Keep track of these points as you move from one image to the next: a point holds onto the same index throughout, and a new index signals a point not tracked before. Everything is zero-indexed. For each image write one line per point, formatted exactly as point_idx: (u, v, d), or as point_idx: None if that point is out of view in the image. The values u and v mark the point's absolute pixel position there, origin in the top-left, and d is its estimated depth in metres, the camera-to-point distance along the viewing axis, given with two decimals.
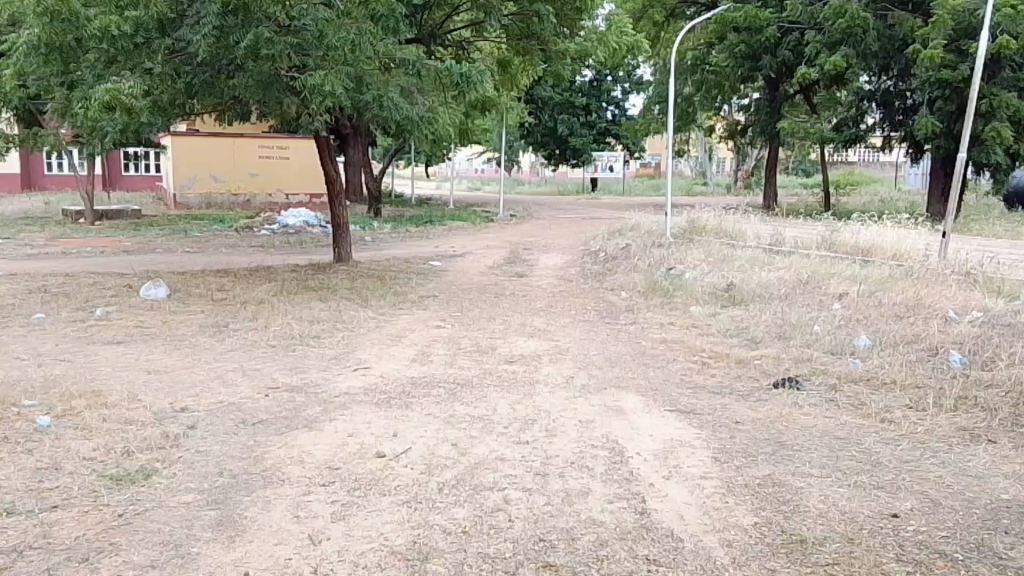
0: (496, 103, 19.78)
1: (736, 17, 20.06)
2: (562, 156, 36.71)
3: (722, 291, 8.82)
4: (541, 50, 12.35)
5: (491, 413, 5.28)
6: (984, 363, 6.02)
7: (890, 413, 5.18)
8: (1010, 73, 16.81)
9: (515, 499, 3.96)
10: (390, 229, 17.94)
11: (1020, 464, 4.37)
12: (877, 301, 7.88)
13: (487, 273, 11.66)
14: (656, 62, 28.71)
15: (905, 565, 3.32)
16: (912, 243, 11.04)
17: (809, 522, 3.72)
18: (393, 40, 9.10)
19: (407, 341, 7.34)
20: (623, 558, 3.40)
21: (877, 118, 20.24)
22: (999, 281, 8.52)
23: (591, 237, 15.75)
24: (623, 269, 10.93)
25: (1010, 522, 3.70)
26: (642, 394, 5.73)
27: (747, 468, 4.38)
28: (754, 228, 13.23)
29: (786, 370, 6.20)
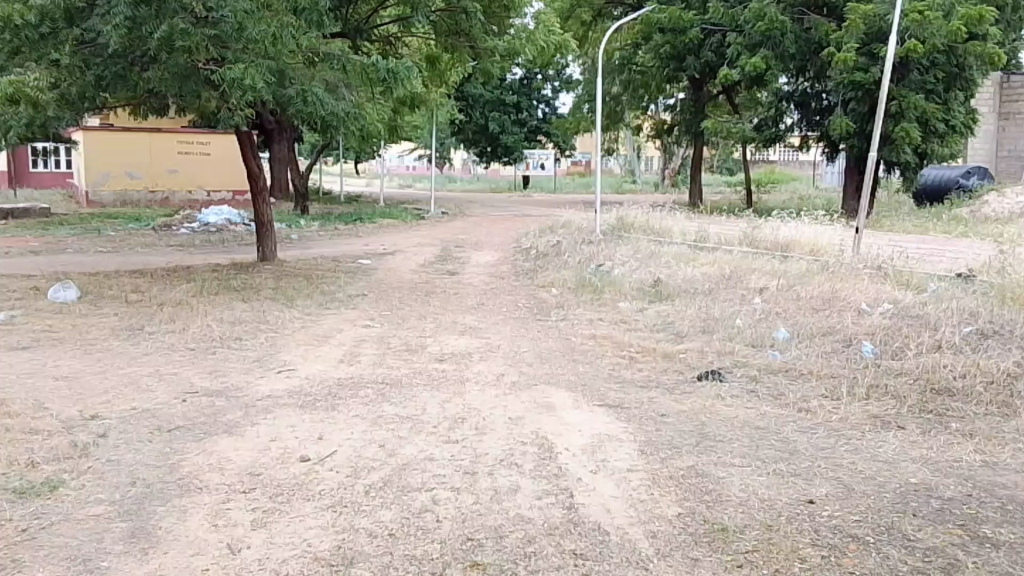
0: (426, 100, 19.71)
1: (660, 18, 20.47)
2: (493, 154, 36.72)
3: (649, 287, 8.97)
4: (470, 47, 12.34)
5: (420, 413, 5.27)
6: (895, 353, 6.27)
7: (807, 403, 5.36)
8: (918, 76, 17.54)
9: (443, 499, 3.97)
10: (318, 227, 17.72)
11: (927, 449, 4.58)
12: (795, 295, 8.14)
13: (417, 272, 11.60)
14: (585, 62, 29.00)
15: (819, 550, 3.45)
16: (828, 239, 11.39)
17: (729, 512, 3.82)
18: (317, 34, 9.02)
19: (334, 341, 7.27)
20: (550, 554, 3.45)
21: (795, 118, 20.87)
22: (909, 274, 8.88)
23: (521, 235, 15.80)
24: (552, 266, 11.01)
25: (918, 505, 3.88)
26: (571, 390, 5.80)
27: (672, 460, 4.48)
28: (680, 225, 13.55)
29: (709, 364, 6.35)
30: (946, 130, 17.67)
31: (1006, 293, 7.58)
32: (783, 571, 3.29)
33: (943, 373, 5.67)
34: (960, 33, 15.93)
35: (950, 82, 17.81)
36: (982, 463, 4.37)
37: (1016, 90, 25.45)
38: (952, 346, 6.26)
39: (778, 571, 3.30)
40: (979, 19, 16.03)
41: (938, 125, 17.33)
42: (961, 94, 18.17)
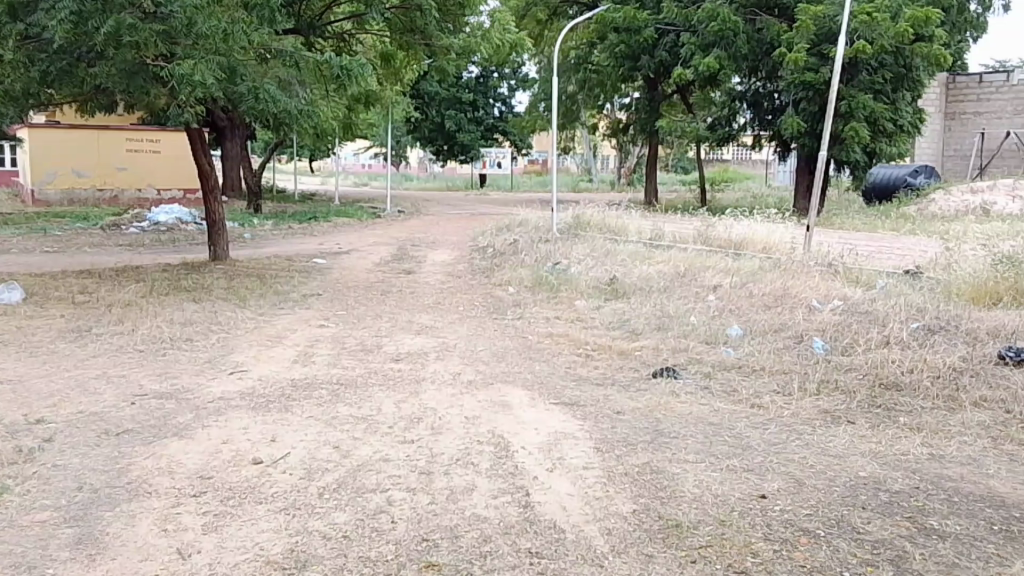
0: (381, 97, 19.57)
1: (616, 17, 20.63)
2: (450, 152, 36.65)
3: (605, 285, 9.01)
4: (425, 45, 12.26)
5: (375, 413, 5.23)
6: (844, 349, 6.38)
7: (760, 399, 5.43)
8: (867, 77, 17.88)
9: (398, 500, 3.94)
10: (272, 225, 17.47)
11: (876, 443, 4.67)
12: (748, 292, 8.24)
13: (373, 271, 11.51)
14: (540, 61, 29.05)
15: (772, 544, 3.49)
16: (781, 237, 11.55)
17: (683, 507, 3.86)
18: (269, 30, 8.90)
19: (288, 341, 7.17)
20: (506, 553, 3.44)
21: (747, 118, 20.96)
22: (858, 271, 9.04)
23: (478, 233, 15.77)
24: (509, 265, 11.01)
25: (867, 498, 3.95)
26: (527, 388, 5.80)
27: (627, 456, 4.50)
28: (636, 223, 13.64)
29: (664, 361, 6.40)
30: (893, 130, 18.06)
31: (951, 289, 7.76)
32: (735, 565, 3.33)
33: (891, 368, 5.79)
34: (907, 35, 16.23)
35: (898, 83, 18.16)
36: (929, 456, 4.46)
37: (961, 91, 26.07)
38: (900, 342, 6.39)
39: (730, 566, 3.33)
40: (925, 20, 16.32)
41: (886, 125, 17.70)
42: (909, 95, 18.54)
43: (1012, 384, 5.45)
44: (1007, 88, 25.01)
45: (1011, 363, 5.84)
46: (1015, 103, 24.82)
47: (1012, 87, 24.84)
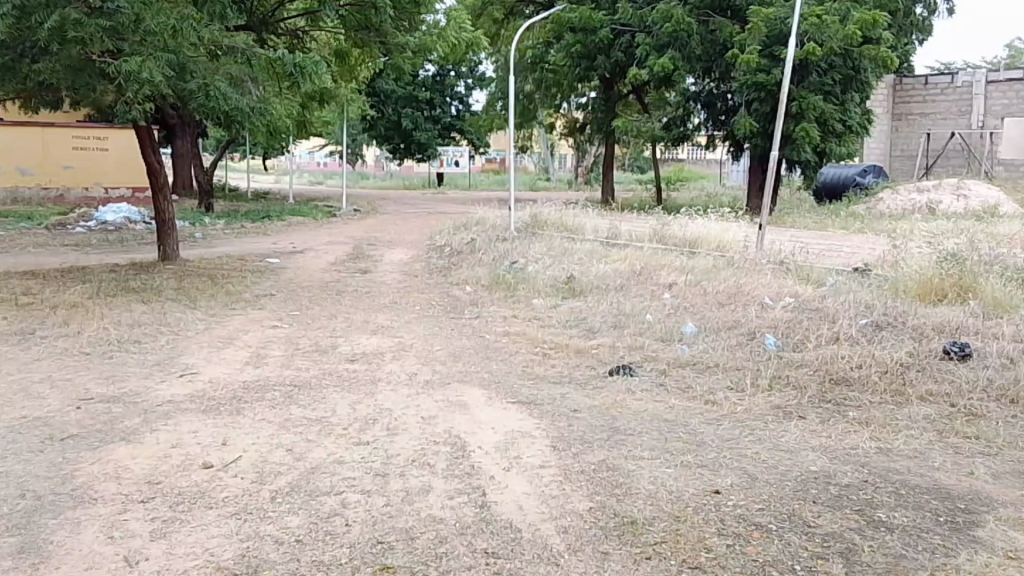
0: (335, 95, 19.40)
1: (572, 17, 20.70)
2: (407, 151, 36.45)
3: (562, 284, 9.04)
4: (380, 42, 12.18)
5: (330, 415, 5.18)
6: (795, 346, 6.49)
7: (714, 396, 5.49)
8: (817, 78, 18.22)
9: (352, 502, 3.91)
10: (224, 225, 17.18)
11: (826, 438, 4.76)
12: (702, 290, 8.33)
13: (329, 270, 11.39)
14: (497, 60, 29.08)
15: (725, 539, 3.54)
16: (734, 235, 11.70)
17: (638, 504, 3.89)
18: (220, 26, 8.77)
19: (239, 343, 7.07)
20: (462, 554, 3.43)
21: (701, 118, 21.40)
22: (809, 269, 9.21)
23: (435, 232, 15.73)
24: (465, 264, 10.98)
25: (817, 492, 4.02)
26: (484, 387, 5.80)
27: (583, 454, 4.53)
28: (592, 222, 13.74)
29: (620, 359, 6.45)
30: (843, 130, 18.42)
31: (898, 285, 7.95)
32: (690, 561, 3.36)
33: (841, 363, 5.90)
34: (855, 37, 16.57)
35: (847, 84, 18.46)
36: (877, 450, 4.56)
37: (908, 92, 26.58)
38: (849, 338, 6.52)
39: (685, 561, 3.36)
40: (873, 23, 16.61)
41: (836, 125, 18.07)
42: (858, 95, 18.91)
43: (957, 378, 5.60)
44: (951, 90, 25.49)
45: (955, 358, 5.99)
46: (960, 104, 25.30)
47: (956, 89, 25.34)
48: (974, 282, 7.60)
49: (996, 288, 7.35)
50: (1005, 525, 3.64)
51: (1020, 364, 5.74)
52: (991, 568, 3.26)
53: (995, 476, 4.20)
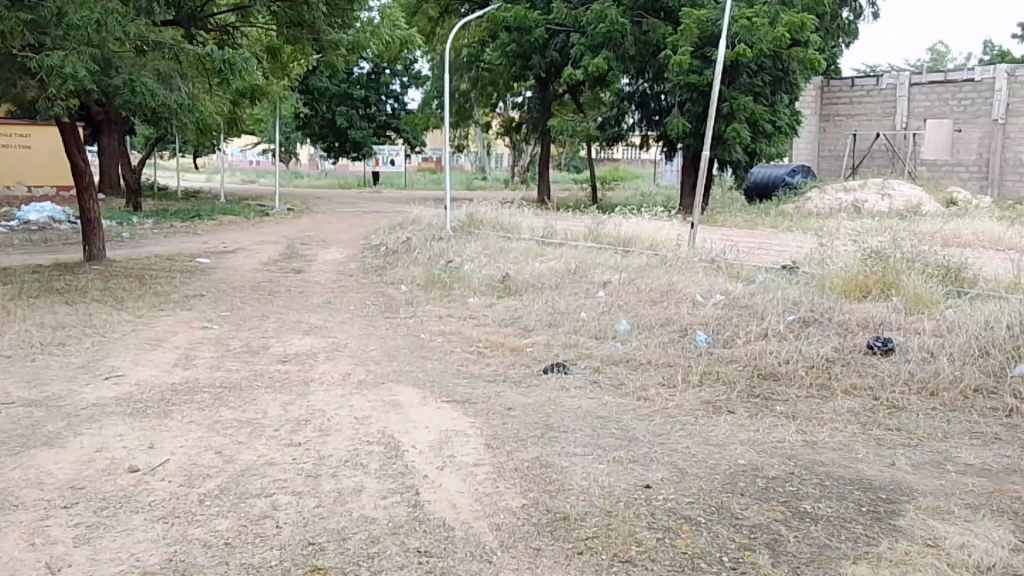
0: (267, 92, 19.05)
1: (507, 16, 20.75)
2: (341, 150, 36.14)
3: (498, 282, 9.05)
4: (313, 40, 12.00)
5: (261, 416, 5.09)
6: (726, 342, 6.63)
7: (646, 391, 5.57)
8: (746, 80, 18.51)
9: (283, 504, 3.84)
10: (152, 224, 16.73)
11: (754, 431, 4.86)
12: (636, 288, 8.44)
13: (262, 270, 11.19)
14: (433, 57, 28.95)
15: (655, 532, 3.59)
16: (667, 234, 11.90)
17: (572, 500, 3.91)
18: (146, 20, 8.53)
19: (168, 344, 6.89)
20: (394, 554, 3.40)
21: (635, 119, 21.59)
22: (739, 267, 9.40)
23: (370, 231, 15.61)
24: (402, 263, 10.91)
25: (745, 484, 4.11)
26: (418, 387, 5.76)
27: (517, 452, 4.54)
28: (528, 221, 13.79)
29: (555, 356, 6.49)
30: (772, 132, 18.92)
31: (826, 282, 8.17)
32: (621, 555, 3.40)
33: (769, 359, 6.05)
34: (783, 40, 16.99)
35: (776, 86, 18.91)
36: (803, 443, 4.68)
37: (836, 93, 27.36)
38: (777, 334, 6.68)
39: (616, 555, 3.40)
40: (801, 25, 17.23)
41: (765, 126, 18.52)
42: (786, 97, 19.38)
43: (879, 371, 5.78)
44: (877, 91, 26.22)
45: (879, 352, 6.20)
46: (884, 105, 26.07)
47: (881, 91, 26.09)
48: (896, 278, 7.85)
49: (917, 284, 7.61)
50: (924, 514, 3.77)
51: (938, 357, 5.96)
52: (911, 556, 3.37)
53: (915, 467, 4.35)
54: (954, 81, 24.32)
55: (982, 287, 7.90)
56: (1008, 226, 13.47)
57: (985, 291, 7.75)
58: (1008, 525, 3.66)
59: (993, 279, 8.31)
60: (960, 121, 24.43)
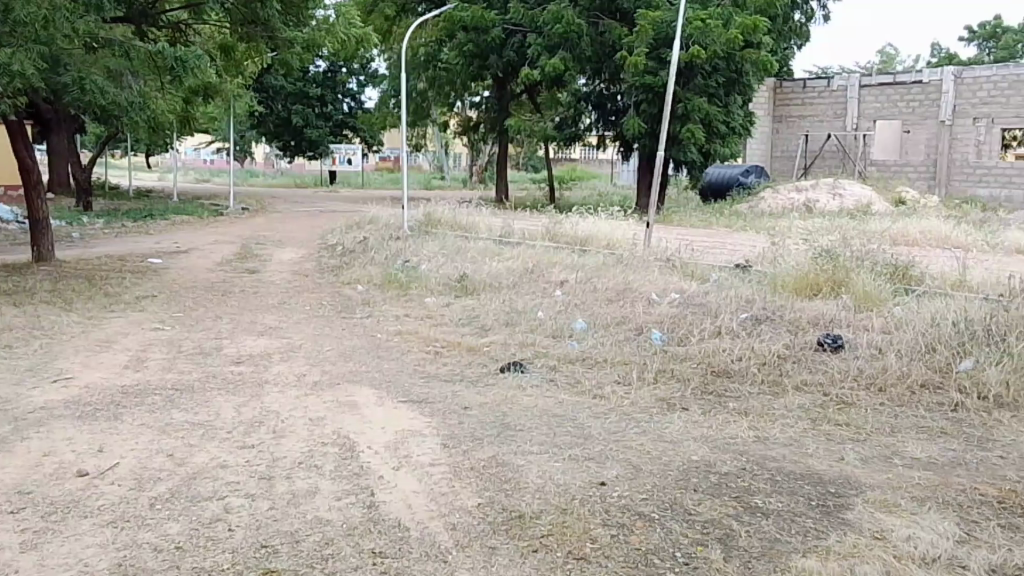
0: (221, 90, 18.79)
1: (463, 16, 20.73)
2: (297, 149, 35.80)
3: (455, 282, 9.03)
4: (267, 37, 11.86)
5: (214, 418, 5.02)
6: (681, 339, 6.70)
7: (601, 389, 5.61)
8: (701, 81, 18.70)
9: (236, 507, 3.80)
10: (103, 224, 16.39)
11: (707, 428, 4.93)
12: (592, 287, 8.49)
13: (215, 270, 11.03)
14: (389, 56, 28.76)
15: (609, 529, 3.62)
16: (624, 233, 11.99)
17: (527, 498, 3.93)
18: (96, 17, 8.36)
19: (119, 346, 6.76)
20: (348, 555, 3.38)
21: (592, 119, 21.60)
22: (694, 266, 9.50)
23: (326, 231, 15.47)
24: (358, 262, 10.84)
25: (699, 480, 4.16)
26: (374, 386, 5.73)
27: (473, 451, 4.54)
28: (486, 220, 13.77)
29: (511, 355, 6.51)
30: (726, 132, 19.17)
31: (778, 281, 8.29)
32: (575, 552, 3.42)
33: (722, 356, 6.13)
34: (737, 41, 17.22)
35: (730, 87, 19.14)
36: (755, 438, 4.75)
37: (788, 94, 27.67)
38: (730, 331, 6.77)
39: (570, 553, 3.42)
40: (753, 28, 17.38)
41: (720, 126, 18.76)
42: (740, 98, 19.65)
43: (828, 368, 5.90)
44: (827, 93, 26.60)
45: (828, 349, 6.32)
46: (835, 107, 26.46)
47: (832, 92, 26.44)
48: (845, 277, 8.01)
49: (866, 282, 7.77)
50: (872, 507, 3.85)
51: (886, 353, 6.10)
52: (858, 548, 3.44)
53: (863, 461, 4.44)
54: (903, 83, 24.81)
55: (928, 285, 8.09)
56: (953, 226, 13.81)
57: (931, 288, 7.95)
58: (952, 518, 3.75)
59: (938, 277, 8.51)
60: (908, 122, 24.97)
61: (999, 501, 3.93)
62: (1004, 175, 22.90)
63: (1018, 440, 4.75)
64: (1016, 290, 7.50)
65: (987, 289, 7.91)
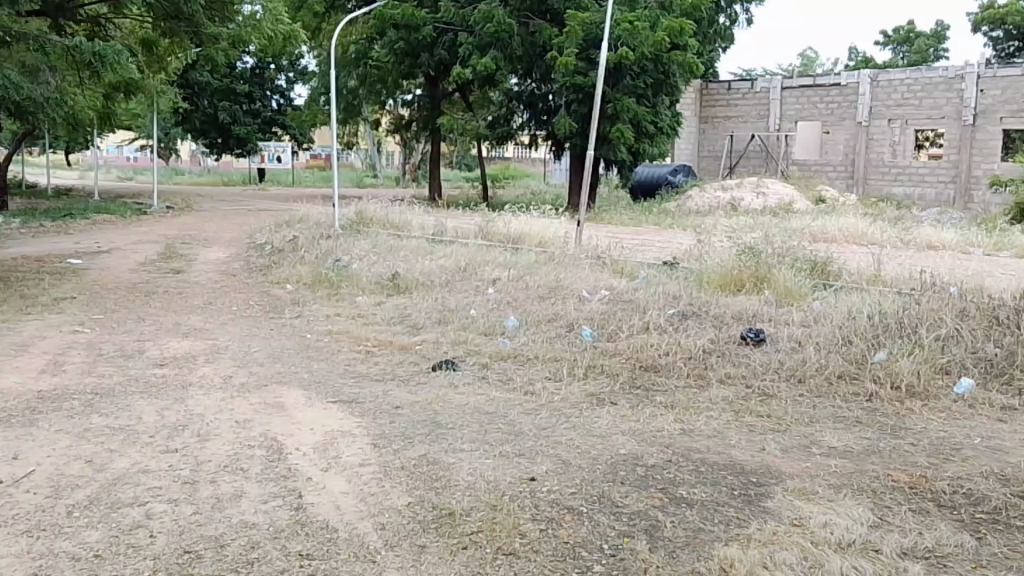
0: (143, 86, 18.25)
1: (394, 14, 20.61)
2: (225, 146, 35.09)
3: (387, 281, 8.98)
4: (191, 32, 11.59)
5: (135, 423, 4.90)
6: (610, 336, 6.80)
7: (532, 386, 5.66)
8: (631, 81, 18.95)
9: (159, 513, 3.71)
10: (18, 224, 15.76)
11: (635, 422, 5.02)
12: (523, 285, 8.54)
13: (139, 271, 10.73)
14: (319, 53, 28.40)
15: (538, 524, 3.66)
16: (554, 231, 12.09)
17: (456, 496, 3.94)
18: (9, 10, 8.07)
19: (35, 350, 6.53)
20: (274, 558, 3.35)
21: (524, 119, 21.76)
22: (623, 263, 9.64)
23: (255, 230, 15.19)
24: (288, 261, 10.68)
25: (627, 473, 4.23)
26: (303, 388, 5.67)
27: (404, 450, 4.53)
28: (418, 219, 13.70)
29: (443, 353, 6.50)
30: (654, 132, 19.50)
31: (704, 276, 8.49)
32: (505, 548, 3.45)
33: (650, 351, 6.25)
34: (664, 44, 17.54)
35: (658, 88, 19.43)
36: (681, 431, 4.86)
37: (713, 96, 28.39)
38: (658, 327, 6.90)
39: (500, 549, 3.44)
40: (680, 31, 17.82)
41: (648, 126, 19.06)
42: (668, 98, 19.99)
43: (751, 361, 6.07)
44: (751, 95, 27.39)
45: (751, 343, 6.49)
46: (758, 108, 27.26)
47: (755, 94, 27.23)
48: (767, 272, 8.23)
49: (786, 278, 8.01)
50: (791, 495, 3.98)
51: (806, 346, 6.30)
52: (777, 535, 3.56)
53: (783, 451, 4.58)
54: (823, 85, 25.57)
55: (846, 281, 8.36)
56: (869, 223, 14.31)
57: (847, 283, 8.23)
58: (866, 503, 3.91)
59: (854, 272, 8.81)
60: (828, 124, 25.70)
61: (909, 486, 4.10)
62: (916, 174, 23.68)
63: (928, 428, 4.96)
64: (926, 285, 7.83)
65: (899, 283, 8.23)
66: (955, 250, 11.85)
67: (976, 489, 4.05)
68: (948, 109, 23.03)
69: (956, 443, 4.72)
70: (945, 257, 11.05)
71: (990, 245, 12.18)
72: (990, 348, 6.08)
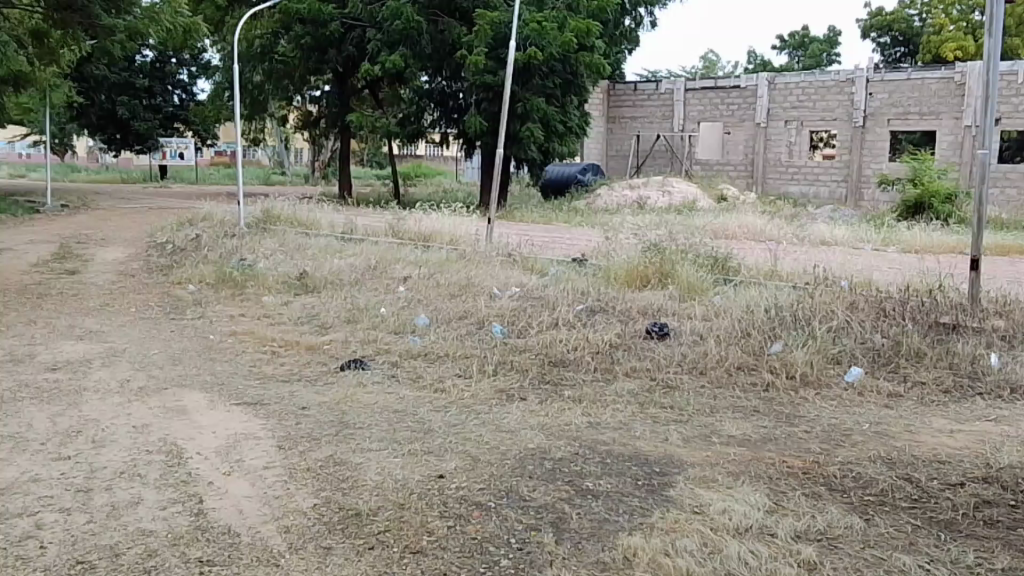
0: (31, 81, 17.28)
1: (300, 8, 20.24)
2: (125, 142, 33.74)
3: (295, 280, 8.82)
4: None
5: (26, 430, 4.68)
6: (520, 332, 6.87)
7: (442, 383, 5.67)
8: (540, 81, 19.10)
9: (51, 522, 3.57)
10: None
11: (542, 416, 5.08)
12: (434, 283, 8.51)
13: (30, 272, 10.25)
14: (223, 47, 27.62)
15: (446, 521, 3.66)
16: (464, 229, 12.04)
17: (364, 496, 3.91)
18: None
19: None
20: (174, 566, 3.26)
21: (434, 116, 21.70)
22: (533, 260, 9.74)
23: (155, 229, 14.60)
24: (191, 260, 10.35)
25: (535, 467, 4.29)
26: (206, 390, 5.52)
27: (310, 451, 4.47)
28: (326, 218, 13.48)
29: (352, 353, 6.43)
30: (563, 131, 19.76)
31: (610, 272, 8.67)
32: (412, 546, 3.44)
33: (559, 347, 6.34)
34: (571, 44, 17.87)
35: (566, 88, 19.64)
36: (587, 424, 4.95)
37: (619, 96, 29.09)
38: (567, 322, 7.00)
39: (406, 547, 3.44)
40: (586, 31, 18.14)
41: (557, 125, 19.30)
42: (575, 99, 20.25)
43: (655, 355, 6.22)
44: (656, 96, 28.11)
45: (655, 337, 6.67)
46: (663, 109, 28.00)
47: (659, 95, 28.00)
48: (670, 268, 8.47)
49: (689, 273, 8.25)
50: (692, 484, 4.11)
51: (707, 340, 6.51)
52: (680, 523, 3.66)
53: (685, 440, 4.72)
54: (723, 87, 26.32)
55: (744, 275, 8.67)
56: (769, 221, 14.79)
57: (747, 278, 8.55)
58: (763, 489, 4.06)
59: (753, 267, 9.16)
60: (728, 125, 26.53)
61: (803, 471, 4.28)
62: (811, 173, 24.68)
63: (820, 415, 5.20)
64: (820, 279, 8.21)
65: (794, 278, 8.58)
66: (846, 246, 12.39)
67: (864, 473, 4.26)
68: (840, 111, 24.05)
69: (846, 429, 4.95)
70: (836, 252, 11.59)
71: (878, 241, 12.80)
72: (878, 338, 6.37)
